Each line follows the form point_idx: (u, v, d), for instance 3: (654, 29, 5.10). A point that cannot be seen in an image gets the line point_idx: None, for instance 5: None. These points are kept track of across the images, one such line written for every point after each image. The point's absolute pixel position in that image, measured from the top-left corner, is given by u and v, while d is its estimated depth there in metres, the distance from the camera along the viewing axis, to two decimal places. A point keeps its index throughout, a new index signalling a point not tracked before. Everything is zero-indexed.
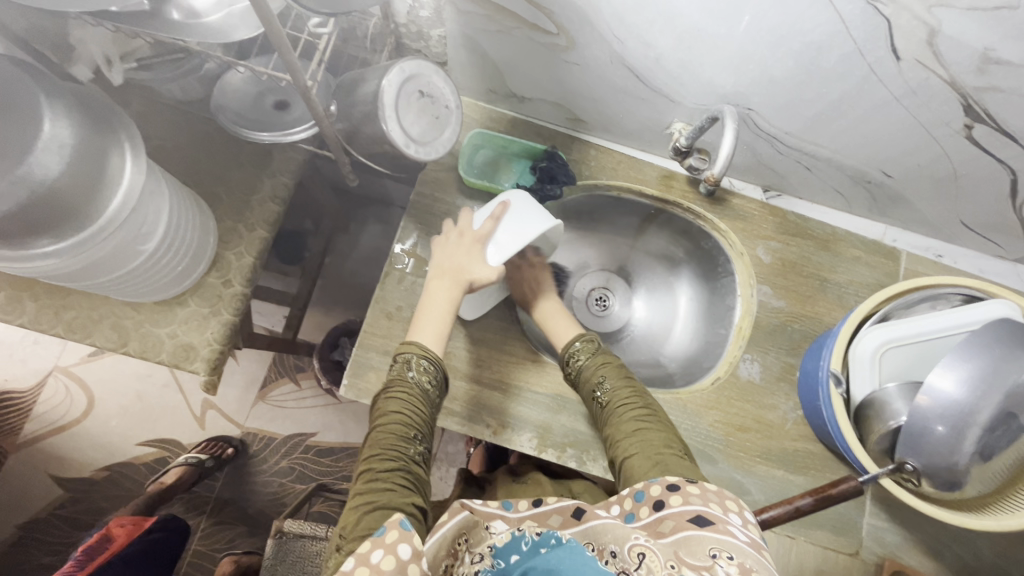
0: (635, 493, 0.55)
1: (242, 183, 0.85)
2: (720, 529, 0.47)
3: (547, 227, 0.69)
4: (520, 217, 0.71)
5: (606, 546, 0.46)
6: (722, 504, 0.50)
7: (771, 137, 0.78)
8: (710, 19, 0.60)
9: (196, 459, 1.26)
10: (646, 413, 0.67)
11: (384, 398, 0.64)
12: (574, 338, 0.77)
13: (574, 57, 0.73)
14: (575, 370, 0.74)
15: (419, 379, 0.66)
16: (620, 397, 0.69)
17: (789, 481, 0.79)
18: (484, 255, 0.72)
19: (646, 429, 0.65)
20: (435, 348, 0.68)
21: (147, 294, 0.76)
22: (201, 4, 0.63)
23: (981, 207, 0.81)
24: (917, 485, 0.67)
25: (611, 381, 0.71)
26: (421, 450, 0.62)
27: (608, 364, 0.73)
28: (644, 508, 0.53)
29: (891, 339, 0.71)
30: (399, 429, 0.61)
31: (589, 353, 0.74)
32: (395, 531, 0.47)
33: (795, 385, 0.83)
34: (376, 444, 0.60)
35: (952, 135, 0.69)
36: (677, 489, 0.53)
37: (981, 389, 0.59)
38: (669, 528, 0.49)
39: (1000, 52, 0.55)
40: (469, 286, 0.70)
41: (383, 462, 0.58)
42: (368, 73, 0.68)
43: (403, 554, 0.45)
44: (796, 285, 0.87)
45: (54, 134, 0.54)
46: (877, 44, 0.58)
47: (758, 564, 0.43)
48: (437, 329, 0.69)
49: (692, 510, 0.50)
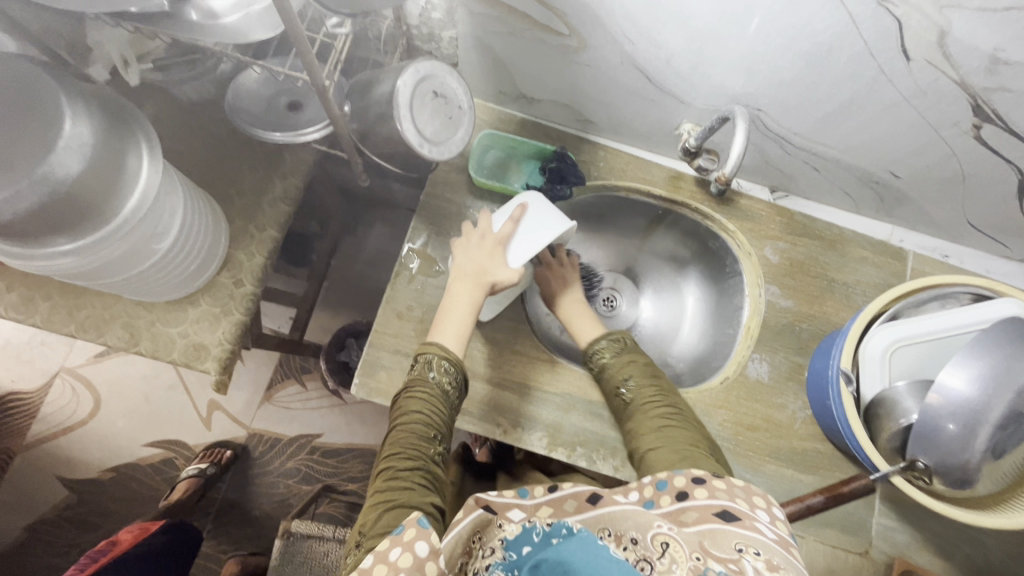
0: (657, 482, 0.54)
1: (254, 184, 0.85)
2: (746, 524, 0.47)
3: (564, 230, 0.70)
4: (538, 221, 0.73)
5: (625, 533, 0.47)
6: (750, 500, 0.51)
7: (780, 137, 0.79)
8: (721, 21, 0.61)
9: (198, 470, 1.26)
10: (670, 411, 0.69)
11: (405, 398, 0.64)
12: (599, 335, 0.78)
13: (585, 59, 0.74)
14: (598, 367, 0.76)
15: (439, 381, 0.66)
16: (643, 396, 0.71)
17: (799, 481, 0.80)
18: (505, 258, 0.72)
19: (670, 427, 0.66)
20: (455, 350, 0.68)
21: (162, 293, 0.77)
22: (219, 4, 0.63)
23: (989, 207, 0.81)
24: (929, 483, 0.67)
25: (635, 380, 0.73)
26: (439, 450, 0.62)
27: (634, 363, 0.75)
28: (666, 496, 0.52)
29: (901, 338, 0.71)
30: (418, 430, 0.61)
31: (613, 353, 0.76)
32: (412, 529, 0.47)
33: (803, 384, 0.84)
34: (395, 443, 0.61)
35: (960, 135, 0.69)
36: (701, 482, 0.53)
37: (992, 387, 0.60)
38: (693, 519, 0.49)
39: (1009, 53, 0.56)
40: (491, 288, 0.70)
41: (403, 462, 0.59)
42: (382, 74, 0.69)
43: (420, 552, 0.45)
44: (804, 285, 0.87)
45: (75, 134, 0.55)
46: (887, 44, 0.59)
47: (785, 562, 0.44)
48: (459, 330, 0.69)
49: (719, 504, 0.50)
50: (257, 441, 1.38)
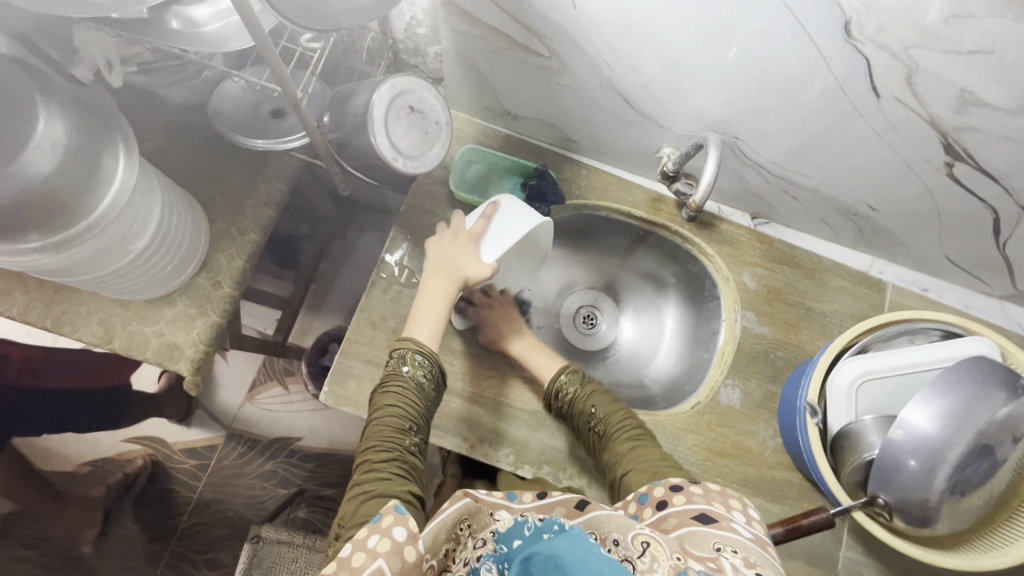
0: (640, 495, 0.57)
1: (237, 187, 0.86)
2: (724, 525, 0.48)
3: (536, 222, 0.69)
4: (507, 216, 0.72)
5: (609, 535, 0.47)
6: (726, 503, 0.51)
7: (758, 166, 0.80)
8: (696, 50, 0.62)
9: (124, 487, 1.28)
10: (641, 433, 0.69)
11: (380, 393, 0.64)
12: (559, 370, 0.77)
13: (565, 80, 0.74)
14: (565, 403, 0.75)
15: (414, 374, 0.65)
16: (614, 422, 0.71)
17: (767, 510, 0.79)
18: (478, 253, 0.72)
19: (642, 448, 0.67)
20: (430, 344, 0.68)
21: (137, 292, 0.77)
22: (199, 13, 0.64)
23: (967, 243, 0.81)
24: (889, 520, 0.67)
25: (603, 408, 0.72)
26: (416, 441, 0.62)
27: (599, 393, 0.75)
28: (647, 509, 0.55)
29: (869, 371, 0.71)
30: (394, 422, 0.61)
31: (576, 385, 0.75)
32: (389, 516, 0.45)
33: (775, 413, 0.83)
34: (372, 436, 0.60)
35: (934, 172, 0.70)
36: (680, 489, 0.54)
37: (952, 426, 0.59)
38: (672, 525, 0.51)
39: (978, 93, 0.56)
40: (464, 283, 0.71)
41: (378, 454, 0.58)
42: (361, 87, 0.70)
43: (398, 537, 0.44)
44: (781, 313, 0.87)
45: (48, 134, 0.56)
46: (858, 81, 0.60)
47: (762, 560, 0.44)
48: (432, 325, 0.69)
49: (696, 508, 0.51)
50: (237, 441, 1.38)
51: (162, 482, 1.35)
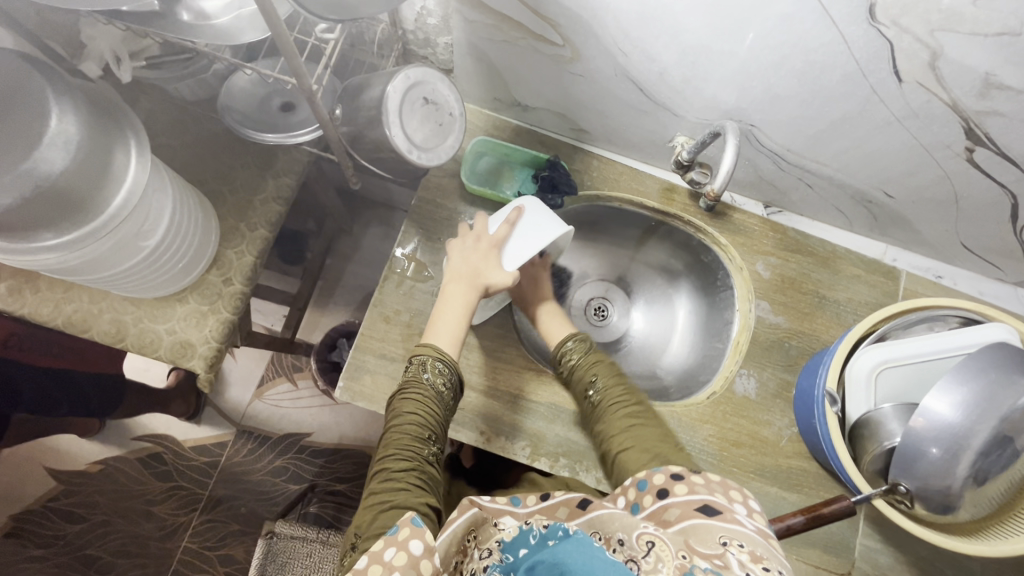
0: (639, 483, 0.57)
1: (246, 182, 0.85)
2: (728, 518, 0.48)
3: (561, 233, 0.70)
4: (532, 223, 0.72)
5: (613, 534, 0.46)
6: (727, 494, 0.51)
7: (774, 154, 0.79)
8: (715, 36, 0.61)
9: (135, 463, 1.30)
10: (640, 410, 0.70)
11: (398, 399, 0.64)
12: (568, 336, 0.77)
13: (578, 69, 0.73)
14: (568, 369, 0.75)
15: (434, 382, 0.65)
16: (612, 396, 0.71)
17: (782, 498, 0.79)
18: (500, 261, 0.71)
19: (638, 426, 0.68)
20: (451, 353, 0.67)
21: (149, 290, 0.77)
22: (211, 7, 0.63)
23: (982, 229, 0.81)
24: (911, 507, 0.67)
25: (603, 380, 0.73)
26: (434, 451, 0.62)
27: (602, 363, 0.75)
28: (647, 497, 0.55)
29: (889, 359, 0.71)
30: (413, 431, 0.61)
31: (581, 353, 0.75)
32: (406, 529, 0.47)
33: (791, 402, 0.83)
34: (390, 444, 0.61)
35: (954, 158, 0.69)
36: (680, 478, 0.54)
37: (975, 413, 0.59)
38: (675, 517, 0.50)
39: (1002, 77, 0.56)
40: (485, 289, 0.70)
41: (397, 463, 0.59)
42: (373, 79, 0.69)
43: (415, 550, 0.45)
44: (795, 302, 0.86)
45: (60, 130, 0.55)
46: (879, 65, 0.59)
47: (768, 553, 0.44)
48: (452, 333, 0.68)
49: (699, 499, 0.51)
50: (246, 438, 1.38)
51: (172, 480, 1.35)
